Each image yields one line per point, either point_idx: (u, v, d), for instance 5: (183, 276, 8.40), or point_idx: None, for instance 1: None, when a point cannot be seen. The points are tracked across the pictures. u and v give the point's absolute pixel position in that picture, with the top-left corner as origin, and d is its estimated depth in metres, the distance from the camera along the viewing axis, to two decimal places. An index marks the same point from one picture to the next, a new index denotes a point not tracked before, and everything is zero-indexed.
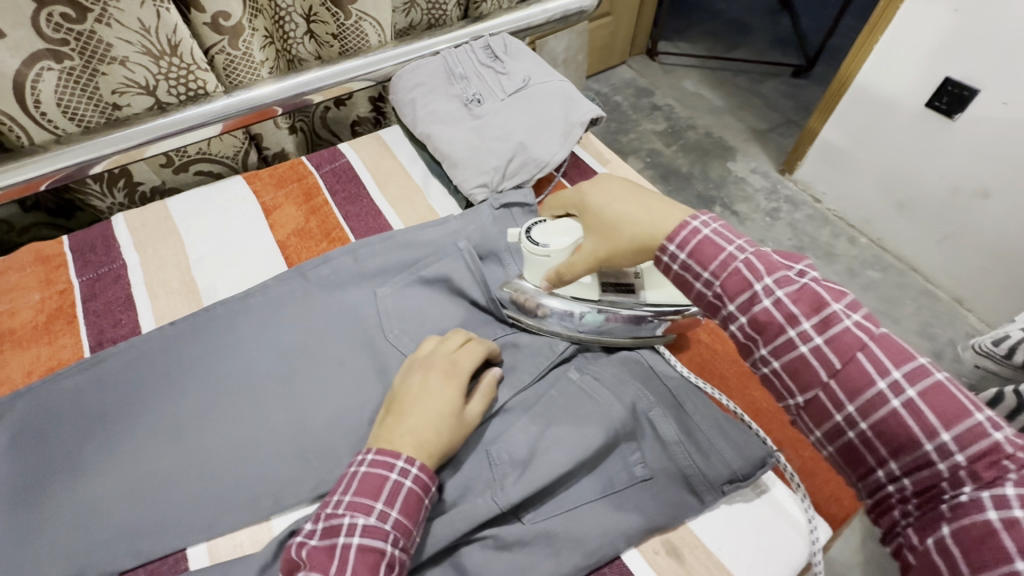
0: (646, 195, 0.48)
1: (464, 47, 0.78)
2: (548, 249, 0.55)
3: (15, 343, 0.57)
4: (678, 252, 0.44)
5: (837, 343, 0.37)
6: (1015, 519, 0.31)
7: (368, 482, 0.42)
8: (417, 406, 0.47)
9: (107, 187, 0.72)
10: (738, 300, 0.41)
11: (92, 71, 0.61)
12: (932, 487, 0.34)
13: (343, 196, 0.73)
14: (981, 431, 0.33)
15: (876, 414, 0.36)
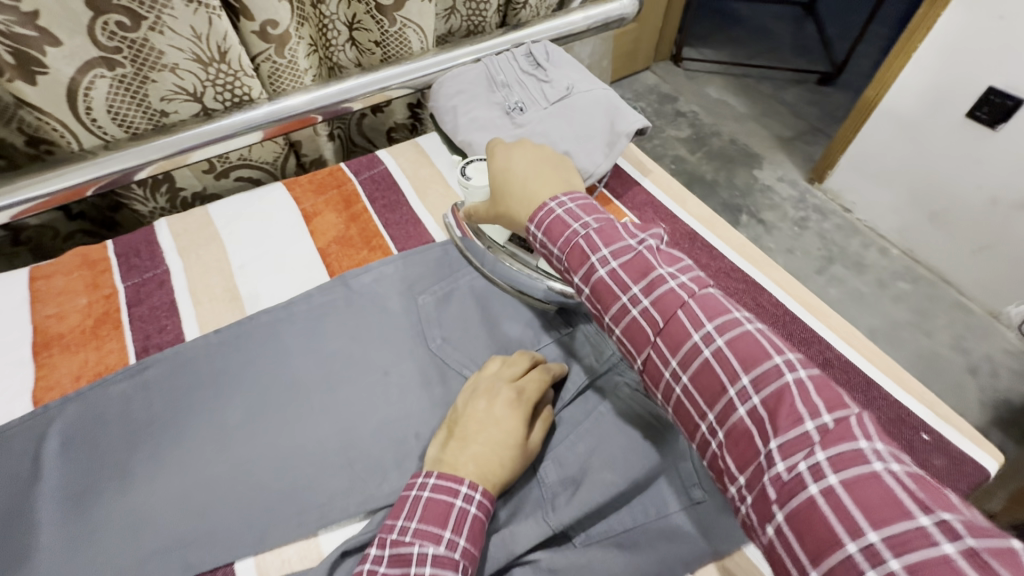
0: (541, 165, 0.54)
1: (506, 55, 0.78)
2: (472, 182, 0.63)
3: (64, 347, 0.57)
4: (537, 232, 0.48)
5: (659, 303, 0.41)
6: (831, 487, 0.31)
7: (434, 509, 0.41)
8: (481, 434, 0.47)
9: (150, 192, 0.73)
10: (610, 307, 0.43)
11: (142, 78, 0.61)
12: (771, 486, 0.34)
13: (383, 204, 0.72)
14: (774, 374, 0.36)
15: (694, 368, 0.39)
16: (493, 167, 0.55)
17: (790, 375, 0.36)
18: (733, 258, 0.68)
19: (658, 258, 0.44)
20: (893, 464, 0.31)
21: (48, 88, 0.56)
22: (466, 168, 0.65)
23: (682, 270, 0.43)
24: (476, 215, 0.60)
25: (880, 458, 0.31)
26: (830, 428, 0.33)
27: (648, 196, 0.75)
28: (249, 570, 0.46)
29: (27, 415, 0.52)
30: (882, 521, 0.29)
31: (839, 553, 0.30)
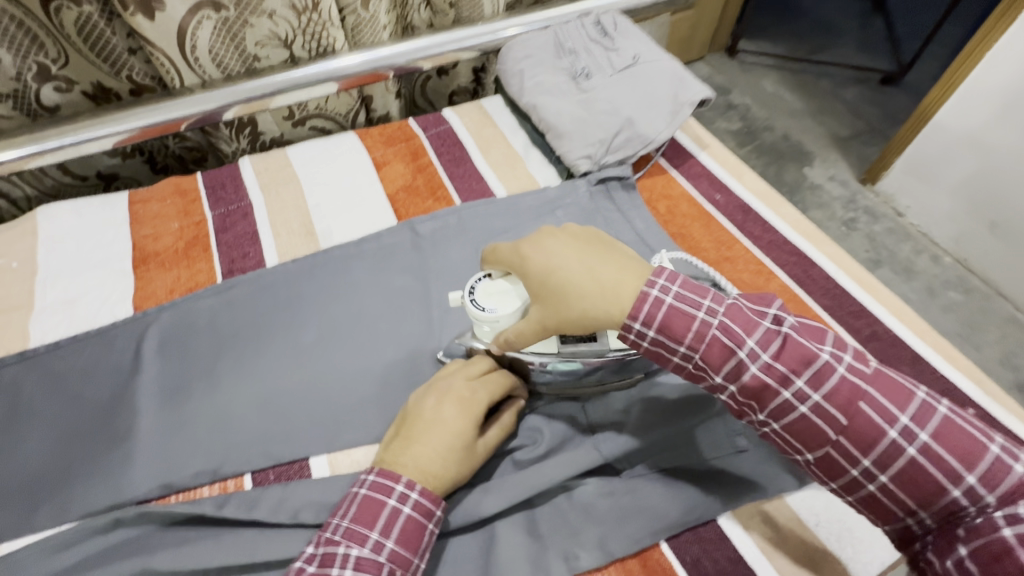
0: (589, 249, 0.44)
1: (575, 23, 0.79)
2: (495, 314, 0.47)
3: (159, 264, 0.63)
4: (644, 329, 0.41)
5: (783, 355, 0.39)
6: (922, 447, 0.36)
7: (365, 510, 0.41)
8: (427, 433, 0.45)
9: (234, 133, 0.78)
10: (724, 368, 0.40)
11: (242, 22, 0.66)
12: (951, 514, 0.35)
13: (448, 158, 0.76)
14: (927, 409, 0.37)
15: (879, 451, 0.37)
16: (532, 272, 0.44)
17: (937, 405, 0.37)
18: (788, 233, 0.68)
19: (746, 301, 0.42)
20: (941, 403, 0.37)
21: (161, 25, 0.61)
22: (478, 298, 0.48)
23: (776, 307, 0.41)
24: (518, 340, 0.45)
25: (939, 405, 0.37)
26: (921, 428, 0.36)
27: (705, 168, 0.76)
28: (322, 468, 0.50)
29: (128, 318, 0.58)
30: (972, 462, 0.35)
31: (947, 499, 0.35)
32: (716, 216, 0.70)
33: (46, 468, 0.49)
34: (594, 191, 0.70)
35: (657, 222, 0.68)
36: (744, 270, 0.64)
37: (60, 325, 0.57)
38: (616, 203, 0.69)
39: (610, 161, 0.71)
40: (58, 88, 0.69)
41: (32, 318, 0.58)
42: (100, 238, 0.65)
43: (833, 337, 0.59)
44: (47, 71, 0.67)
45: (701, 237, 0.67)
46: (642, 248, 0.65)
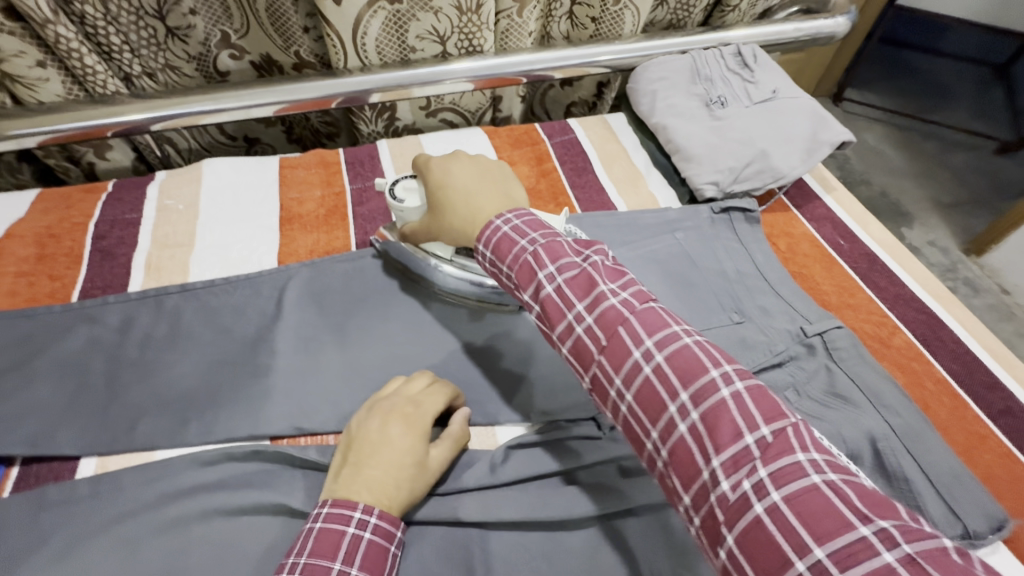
0: (485, 183, 0.52)
1: (714, 52, 0.80)
2: (403, 205, 0.57)
3: (301, 225, 0.69)
4: (486, 251, 0.47)
5: (602, 320, 0.39)
6: (775, 504, 0.30)
7: (322, 543, 0.38)
8: (374, 456, 0.43)
9: (375, 116, 0.83)
10: (558, 327, 0.42)
11: (411, 16, 0.71)
12: (699, 480, 0.34)
13: (571, 167, 0.78)
14: (712, 389, 0.35)
15: (662, 419, 0.36)
16: (430, 176, 0.54)
17: (728, 389, 0.35)
18: (915, 289, 0.66)
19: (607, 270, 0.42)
20: (831, 475, 0.31)
21: (344, 11, 0.67)
22: (397, 189, 0.58)
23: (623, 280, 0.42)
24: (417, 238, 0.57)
25: (819, 470, 0.31)
26: (769, 442, 0.32)
27: (828, 211, 0.74)
28: None
29: (272, 270, 0.63)
30: (827, 534, 0.29)
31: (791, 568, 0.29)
32: (838, 261, 0.68)
33: (195, 390, 0.54)
34: (717, 219, 0.70)
35: (778, 258, 0.68)
36: (866, 319, 0.62)
37: (215, 267, 0.64)
38: (737, 232, 0.69)
39: (735, 190, 0.71)
40: (233, 56, 0.76)
41: (192, 256, 0.65)
42: (253, 196, 0.71)
43: (960, 403, 0.56)
44: (228, 39, 0.74)
45: (822, 280, 0.66)
46: (762, 282, 0.65)
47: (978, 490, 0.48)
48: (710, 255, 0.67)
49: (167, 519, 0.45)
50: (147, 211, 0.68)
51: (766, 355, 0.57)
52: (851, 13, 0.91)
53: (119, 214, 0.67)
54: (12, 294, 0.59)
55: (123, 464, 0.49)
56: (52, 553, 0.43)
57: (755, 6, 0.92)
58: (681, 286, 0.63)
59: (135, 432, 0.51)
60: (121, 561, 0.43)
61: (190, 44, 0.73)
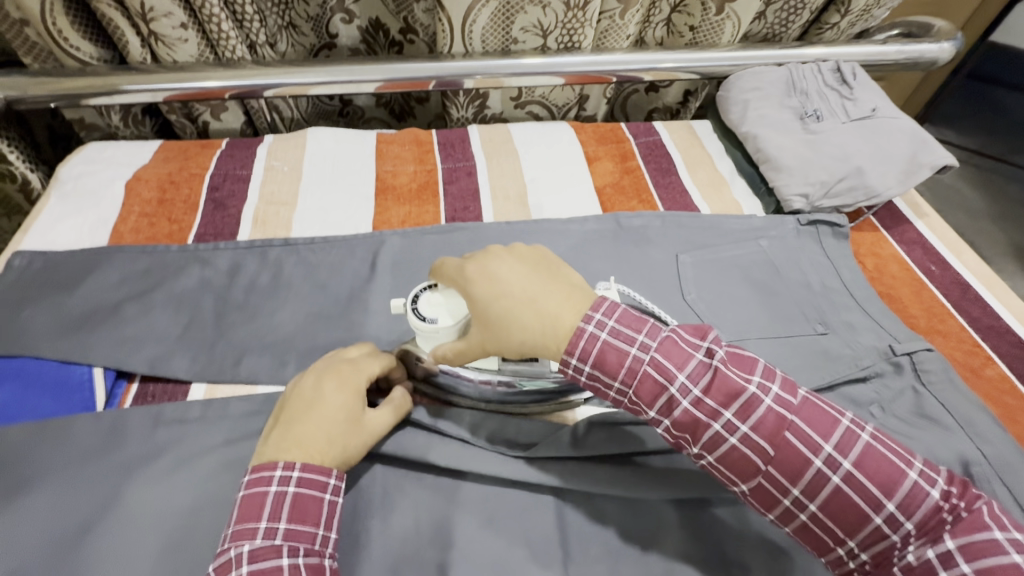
0: (536, 274, 0.46)
1: (812, 67, 0.80)
2: (435, 325, 0.47)
3: (395, 197, 0.72)
4: (580, 363, 0.43)
5: (764, 428, 0.40)
6: (906, 529, 0.38)
7: (247, 507, 0.40)
8: (307, 415, 0.44)
9: (467, 102, 0.86)
10: (700, 437, 0.41)
11: (519, 8, 0.74)
12: (836, 505, 0.39)
13: (655, 167, 0.79)
14: (851, 436, 0.40)
15: (781, 457, 0.40)
16: (473, 293, 0.45)
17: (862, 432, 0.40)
18: (1011, 323, 0.64)
19: (631, 313, 0.44)
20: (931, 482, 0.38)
21: None
22: (421, 309, 0.48)
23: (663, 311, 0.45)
24: (461, 358, 0.47)
25: (930, 483, 0.38)
26: (907, 480, 0.38)
27: (919, 236, 0.72)
28: (517, 409, 0.55)
29: (367, 234, 0.67)
30: (916, 510, 0.38)
31: (872, 526, 0.38)
32: (928, 285, 0.66)
33: (295, 335, 0.57)
34: (803, 231, 0.69)
35: (864, 276, 0.67)
36: (957, 347, 0.61)
37: (315, 226, 0.68)
38: (823, 246, 0.68)
39: (824, 205, 0.70)
40: (344, 20, 0.81)
41: (295, 214, 0.69)
42: (351, 165, 0.76)
43: None
44: (343, 3, 0.79)
45: (910, 303, 0.65)
46: (846, 297, 0.64)
47: None
48: (794, 265, 0.66)
49: None
50: (256, 169, 0.73)
51: (850, 369, 0.56)
52: (957, 39, 0.88)
53: (231, 170, 0.72)
54: (136, 231, 0.65)
55: (229, 393, 0.53)
56: (167, 464, 0.46)
57: (854, 26, 0.91)
58: (763, 292, 0.63)
59: (240, 367, 0.55)
60: (227, 480, 0.46)
61: (311, 6, 0.79)
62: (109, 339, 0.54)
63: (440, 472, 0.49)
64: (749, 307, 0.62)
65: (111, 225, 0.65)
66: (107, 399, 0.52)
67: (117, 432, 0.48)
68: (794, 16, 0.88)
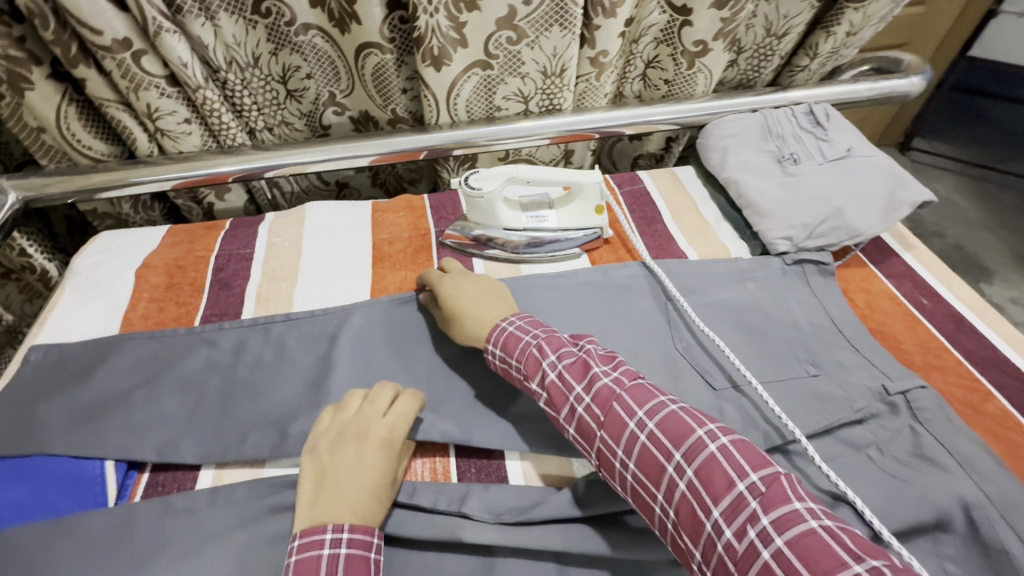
0: (484, 291, 0.63)
1: (786, 111, 0.83)
2: (483, 190, 0.70)
3: (391, 264, 0.75)
4: (496, 348, 0.56)
5: (598, 397, 0.47)
6: (690, 478, 0.40)
7: (302, 569, 0.41)
8: (352, 471, 0.47)
9: (457, 165, 0.91)
10: (539, 384, 0.51)
11: (500, 79, 0.78)
12: (652, 454, 0.43)
13: (640, 216, 0.81)
14: (662, 407, 0.45)
15: (579, 424, 0.48)
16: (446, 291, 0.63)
17: (714, 444, 0.41)
18: (1009, 354, 0.63)
19: (538, 324, 0.57)
20: (722, 439, 0.41)
21: (443, 76, 0.74)
22: (470, 182, 0.71)
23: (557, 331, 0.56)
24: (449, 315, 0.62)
25: (715, 439, 0.41)
26: (648, 413, 0.45)
27: (908, 269, 0.73)
28: (517, 474, 0.55)
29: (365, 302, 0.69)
30: (684, 447, 0.42)
31: (666, 474, 0.42)
32: (921, 320, 0.67)
33: (295, 409, 0.59)
34: (789, 271, 0.71)
35: (855, 314, 0.67)
36: (954, 382, 0.60)
37: (316, 301, 0.70)
38: (811, 285, 0.69)
39: (808, 245, 0.72)
40: (337, 112, 0.86)
41: (296, 289, 0.71)
42: (349, 236, 0.79)
43: None
44: (334, 98, 0.84)
45: (904, 339, 0.65)
46: (837, 336, 0.64)
47: None
48: (782, 306, 0.67)
49: (271, 534, 0.48)
50: (258, 247, 0.77)
51: (845, 411, 0.56)
52: (927, 72, 0.90)
53: (234, 250, 0.76)
54: (145, 317, 0.68)
55: (236, 478, 0.55)
56: (173, 556, 0.47)
57: (824, 66, 0.95)
58: (754, 336, 0.64)
59: (243, 449, 0.56)
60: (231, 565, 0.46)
61: (303, 104, 0.84)
62: (117, 431, 0.56)
63: (441, 547, 0.49)
64: (741, 353, 0.62)
65: (121, 314, 0.68)
66: (119, 492, 0.54)
67: (126, 526, 0.49)
68: (765, 63, 0.92)
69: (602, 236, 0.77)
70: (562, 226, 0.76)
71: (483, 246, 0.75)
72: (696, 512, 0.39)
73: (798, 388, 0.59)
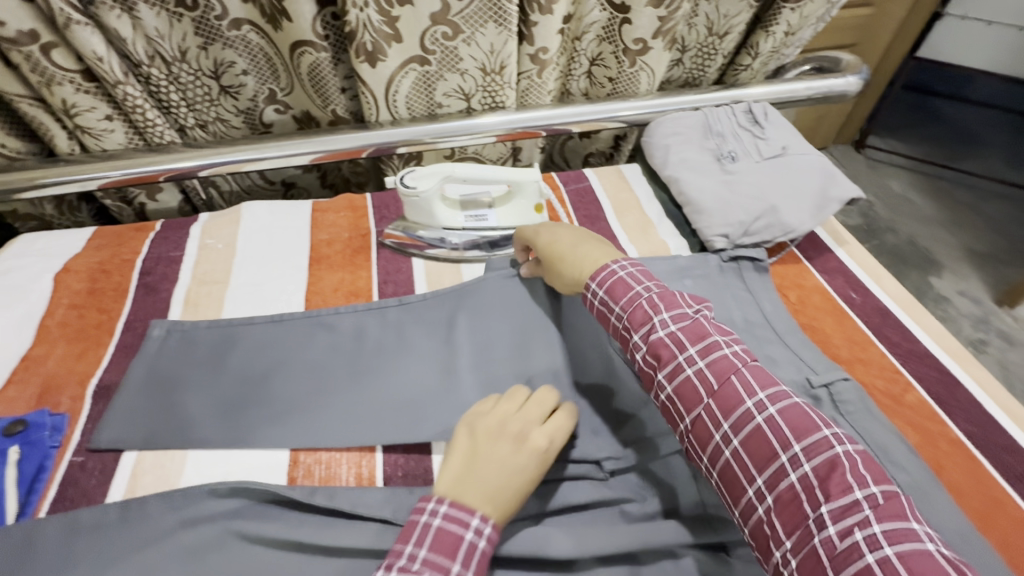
0: (581, 237, 0.61)
1: (726, 109, 0.84)
2: (418, 189, 0.70)
3: (328, 265, 0.73)
4: (597, 289, 0.54)
5: (715, 366, 0.44)
6: (805, 471, 0.39)
7: (438, 543, 0.40)
8: (504, 466, 0.45)
9: (402, 164, 0.89)
10: (645, 335, 0.49)
11: (438, 76, 0.77)
12: (763, 438, 0.41)
13: (584, 215, 0.81)
14: (785, 395, 0.43)
15: (681, 385, 0.45)
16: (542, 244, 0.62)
17: (839, 447, 0.39)
18: (930, 346, 0.66)
19: (657, 280, 0.53)
20: (848, 446, 0.40)
21: (379, 72, 0.73)
22: (406, 181, 0.71)
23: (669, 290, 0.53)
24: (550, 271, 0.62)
25: (841, 443, 0.40)
26: (769, 397, 0.42)
27: (840, 264, 0.75)
28: None
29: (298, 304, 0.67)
30: (804, 438, 0.40)
31: (776, 461, 0.40)
32: (850, 315, 0.68)
33: (219, 416, 0.57)
34: (726, 268, 0.71)
35: (788, 309, 0.68)
36: (878, 375, 0.62)
37: (247, 304, 0.68)
38: (746, 281, 0.70)
39: (744, 242, 0.73)
40: (277, 111, 0.84)
41: (227, 292, 0.69)
42: (286, 236, 0.76)
43: (973, 463, 0.55)
44: (275, 96, 0.81)
45: (833, 333, 0.66)
46: (769, 331, 0.65)
47: (991, 554, 0.46)
48: (718, 302, 0.67)
49: (184, 548, 0.47)
50: (189, 249, 0.74)
51: None
52: (863, 72, 0.92)
53: (164, 253, 0.73)
54: (63, 324, 0.64)
55: (148, 489, 0.52)
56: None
57: (766, 66, 0.96)
58: None
59: (161, 459, 0.54)
60: None
61: (240, 100, 0.80)
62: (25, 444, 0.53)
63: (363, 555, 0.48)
64: None
65: (38, 321, 0.65)
66: (21, 509, 0.50)
67: (28, 546, 0.46)
68: (708, 62, 0.93)
69: None
70: (502, 226, 0.75)
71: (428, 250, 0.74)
72: (803, 506, 0.38)
73: None
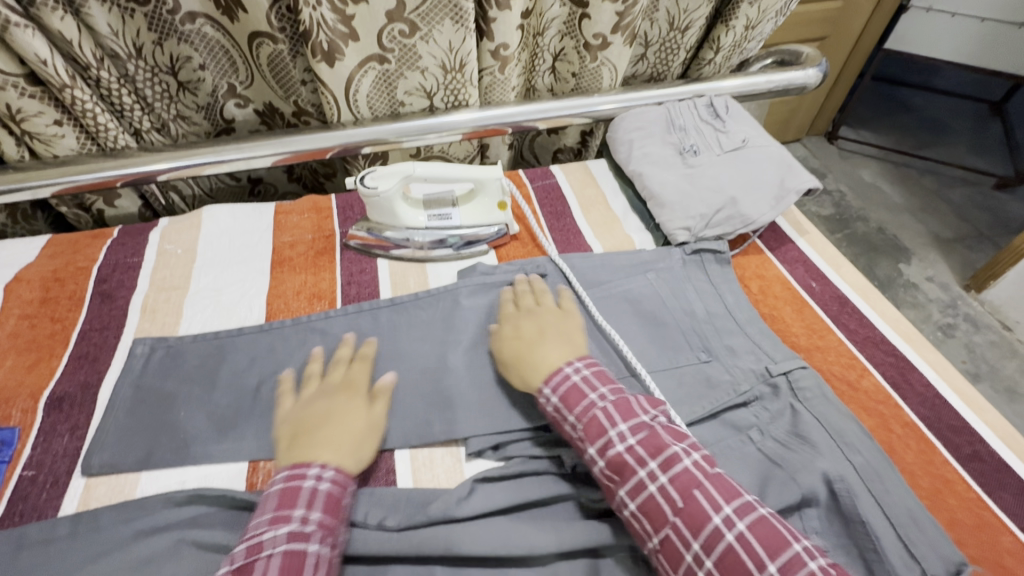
0: (553, 332, 0.58)
1: (688, 103, 0.85)
2: (378, 190, 0.69)
3: (291, 267, 0.73)
4: (552, 394, 0.52)
5: (679, 481, 0.45)
6: None
7: (284, 493, 0.45)
8: (332, 422, 0.51)
9: (368, 164, 0.89)
10: (604, 448, 0.48)
11: (399, 74, 0.76)
12: (733, 555, 0.41)
13: (550, 211, 0.81)
14: (749, 506, 0.43)
15: (646, 503, 0.45)
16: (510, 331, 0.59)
17: (811, 560, 0.40)
18: (886, 332, 0.67)
19: (606, 378, 0.53)
20: (819, 559, 0.41)
21: (337, 72, 0.72)
22: (366, 182, 0.70)
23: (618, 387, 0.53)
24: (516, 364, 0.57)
25: (811, 555, 0.41)
26: (734, 509, 0.43)
27: (801, 254, 0.76)
28: (406, 477, 0.53)
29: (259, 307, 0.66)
30: (776, 552, 0.41)
31: None
32: (810, 303, 0.70)
33: (175, 424, 0.56)
34: (689, 260, 0.72)
35: (749, 300, 0.69)
36: (835, 362, 0.63)
37: (206, 309, 0.67)
38: (708, 273, 0.71)
39: (707, 235, 0.73)
40: (238, 105, 0.82)
41: (187, 298, 0.68)
42: (248, 240, 0.75)
43: (926, 446, 0.56)
44: (234, 90, 0.80)
45: (792, 322, 0.67)
46: (730, 322, 0.66)
47: (938, 534, 0.48)
48: (681, 295, 0.68)
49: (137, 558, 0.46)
50: (148, 255, 0.73)
51: (729, 395, 0.58)
52: (823, 65, 0.94)
53: (121, 259, 0.72)
54: (14, 335, 0.63)
55: (103, 501, 0.51)
56: None
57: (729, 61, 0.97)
58: (652, 325, 0.65)
59: (115, 470, 0.52)
60: None
61: (199, 97, 0.80)
62: None
63: None
64: (637, 342, 0.63)
65: None
66: None
67: None
68: (671, 56, 0.94)
69: (509, 231, 0.77)
70: (466, 224, 0.76)
71: (393, 249, 0.74)
72: None
73: (689, 376, 0.60)
